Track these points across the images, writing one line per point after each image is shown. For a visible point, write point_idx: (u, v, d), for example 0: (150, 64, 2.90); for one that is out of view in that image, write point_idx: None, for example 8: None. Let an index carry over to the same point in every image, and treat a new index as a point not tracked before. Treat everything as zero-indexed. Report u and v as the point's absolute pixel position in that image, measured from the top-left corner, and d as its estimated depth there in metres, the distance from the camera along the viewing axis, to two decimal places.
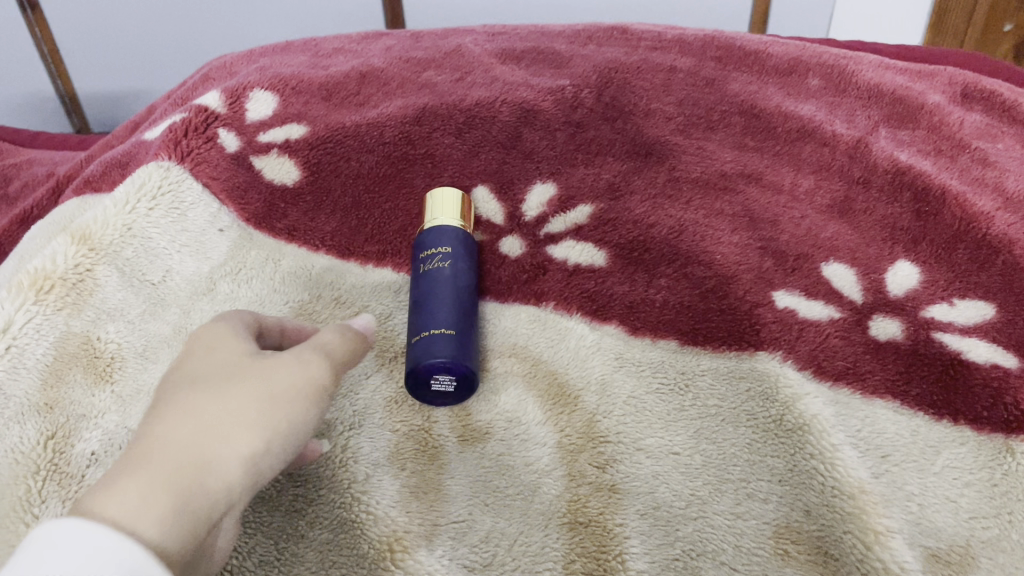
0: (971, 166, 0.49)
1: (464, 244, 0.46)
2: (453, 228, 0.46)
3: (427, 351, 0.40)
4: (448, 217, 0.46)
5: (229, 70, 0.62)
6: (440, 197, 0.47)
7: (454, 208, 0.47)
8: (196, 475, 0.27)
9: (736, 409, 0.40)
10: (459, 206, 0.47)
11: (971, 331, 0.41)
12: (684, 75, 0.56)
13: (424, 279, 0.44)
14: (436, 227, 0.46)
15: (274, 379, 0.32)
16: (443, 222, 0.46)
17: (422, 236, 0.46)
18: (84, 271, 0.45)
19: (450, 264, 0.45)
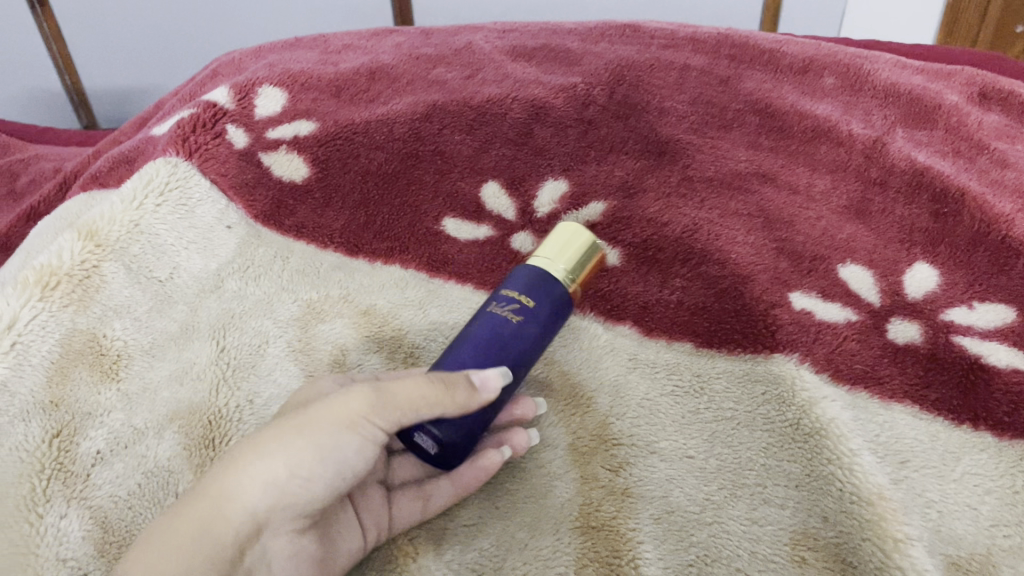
0: (990, 167, 0.48)
1: (550, 307, 0.37)
2: (540, 271, 0.38)
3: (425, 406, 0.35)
4: (554, 260, 0.38)
5: (239, 67, 0.62)
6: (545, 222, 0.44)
7: (568, 250, 0.38)
8: (295, 445, 0.32)
9: (751, 413, 0.39)
10: (578, 249, 0.38)
11: (991, 335, 0.41)
12: (698, 73, 0.55)
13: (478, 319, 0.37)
14: (529, 269, 0.38)
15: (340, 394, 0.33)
16: (545, 262, 0.38)
17: (503, 269, 0.39)
18: (90, 267, 0.45)
19: (516, 328, 0.36)
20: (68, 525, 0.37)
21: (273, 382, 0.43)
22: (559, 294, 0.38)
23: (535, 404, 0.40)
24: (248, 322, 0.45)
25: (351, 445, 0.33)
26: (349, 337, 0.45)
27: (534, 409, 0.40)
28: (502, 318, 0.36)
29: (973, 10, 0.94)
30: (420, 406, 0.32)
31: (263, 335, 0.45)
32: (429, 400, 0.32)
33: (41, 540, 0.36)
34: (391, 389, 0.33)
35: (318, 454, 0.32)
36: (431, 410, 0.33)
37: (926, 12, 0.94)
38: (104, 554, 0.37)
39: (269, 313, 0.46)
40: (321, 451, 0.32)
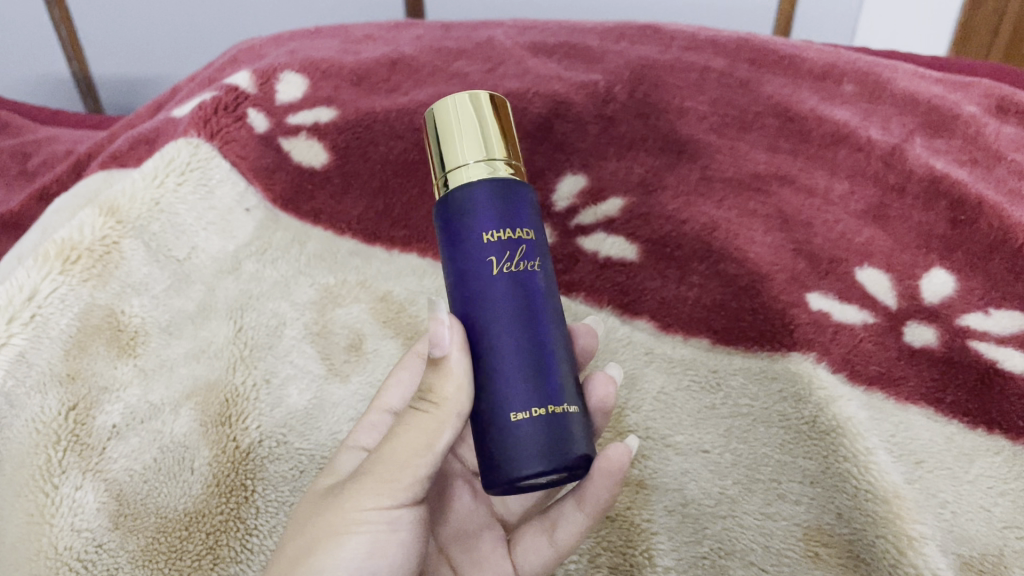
0: (1008, 177, 0.49)
1: (516, 212, 0.32)
2: (490, 189, 0.32)
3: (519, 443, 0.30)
4: (476, 164, 0.32)
5: (258, 52, 0.62)
6: (447, 123, 0.33)
7: (487, 140, 0.32)
8: (338, 546, 0.33)
9: (768, 409, 0.41)
10: (486, 135, 0.32)
11: (1007, 340, 0.41)
12: (718, 75, 0.54)
13: (481, 289, 0.31)
14: (478, 193, 0.32)
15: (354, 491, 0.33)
16: (472, 169, 0.32)
17: (457, 205, 0.32)
18: (110, 243, 0.44)
19: (525, 265, 0.31)
20: (83, 496, 0.39)
21: (290, 363, 0.44)
22: (511, 193, 0.32)
23: (590, 333, 0.41)
24: (266, 304, 0.46)
25: (377, 540, 0.33)
26: (367, 322, 0.46)
27: (593, 337, 0.41)
28: (511, 271, 0.31)
29: (988, 17, 0.95)
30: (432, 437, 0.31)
31: (281, 317, 0.45)
32: (434, 430, 0.31)
33: (56, 510, 0.38)
34: (395, 445, 0.32)
35: (360, 541, 0.33)
36: (447, 432, 0.32)
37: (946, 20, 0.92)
38: (119, 525, 0.38)
39: (286, 295, 0.46)
40: (361, 535, 0.33)
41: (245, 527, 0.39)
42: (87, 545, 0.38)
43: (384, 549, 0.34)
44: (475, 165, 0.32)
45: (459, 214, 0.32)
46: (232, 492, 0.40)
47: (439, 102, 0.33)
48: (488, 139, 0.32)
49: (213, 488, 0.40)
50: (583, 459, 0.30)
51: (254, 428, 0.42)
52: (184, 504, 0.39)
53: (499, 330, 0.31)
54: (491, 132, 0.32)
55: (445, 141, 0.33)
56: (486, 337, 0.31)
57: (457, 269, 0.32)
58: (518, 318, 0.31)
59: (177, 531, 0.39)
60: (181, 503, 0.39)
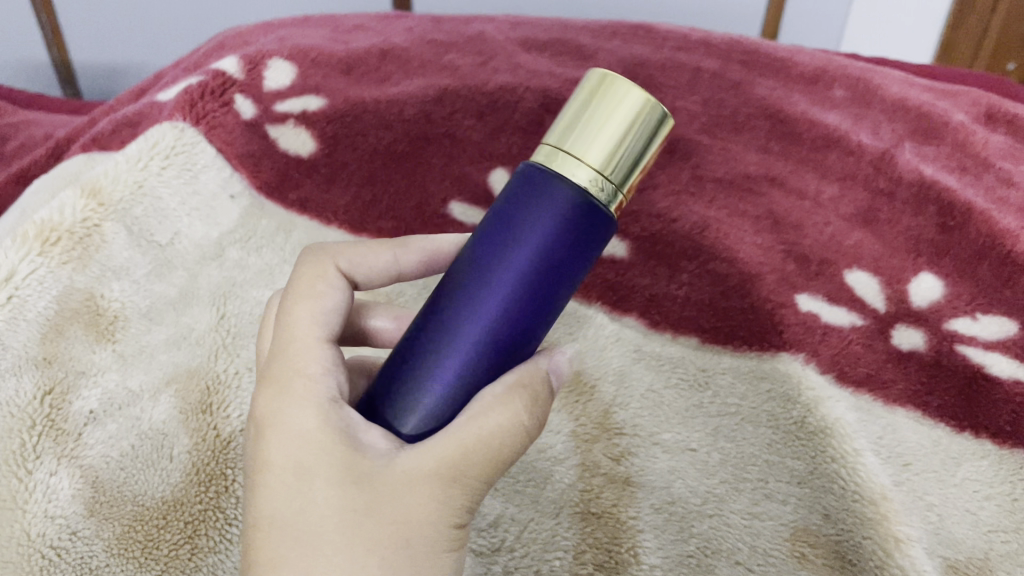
0: (996, 185, 0.48)
1: (591, 239, 0.29)
2: (576, 204, 0.28)
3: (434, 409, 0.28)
4: (581, 161, 0.28)
5: (245, 39, 0.61)
6: (603, 112, 0.29)
7: (622, 164, 0.29)
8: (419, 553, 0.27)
9: (756, 409, 0.41)
10: (614, 154, 0.28)
11: (994, 346, 0.41)
12: (710, 76, 0.54)
13: (499, 267, 0.28)
14: (566, 202, 0.28)
15: (432, 505, 0.27)
16: (574, 173, 0.28)
17: (539, 190, 0.28)
18: (91, 226, 0.43)
19: (557, 282, 0.29)
20: (57, 482, 0.38)
21: None
22: (596, 221, 0.28)
23: None
24: (249, 292, 0.45)
25: None
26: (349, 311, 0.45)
27: None
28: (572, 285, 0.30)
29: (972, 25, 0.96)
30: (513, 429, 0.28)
31: (265, 306, 0.45)
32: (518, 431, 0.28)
33: (29, 496, 0.37)
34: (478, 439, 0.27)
35: None
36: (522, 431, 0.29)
37: None
38: (94, 513, 0.37)
39: (270, 284, 0.46)
40: None
41: (224, 517, 0.38)
42: (61, 531, 0.37)
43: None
44: (581, 164, 0.28)
45: (537, 199, 0.28)
46: (212, 481, 0.39)
47: (610, 77, 0.29)
48: (614, 159, 0.28)
49: (192, 476, 0.39)
50: None
51: (235, 416, 0.40)
52: (162, 492, 0.38)
53: (487, 308, 0.28)
54: (624, 161, 0.29)
55: (581, 136, 0.29)
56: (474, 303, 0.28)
57: (495, 233, 0.29)
58: (513, 311, 0.28)
59: (153, 519, 0.38)
60: (159, 490, 0.38)
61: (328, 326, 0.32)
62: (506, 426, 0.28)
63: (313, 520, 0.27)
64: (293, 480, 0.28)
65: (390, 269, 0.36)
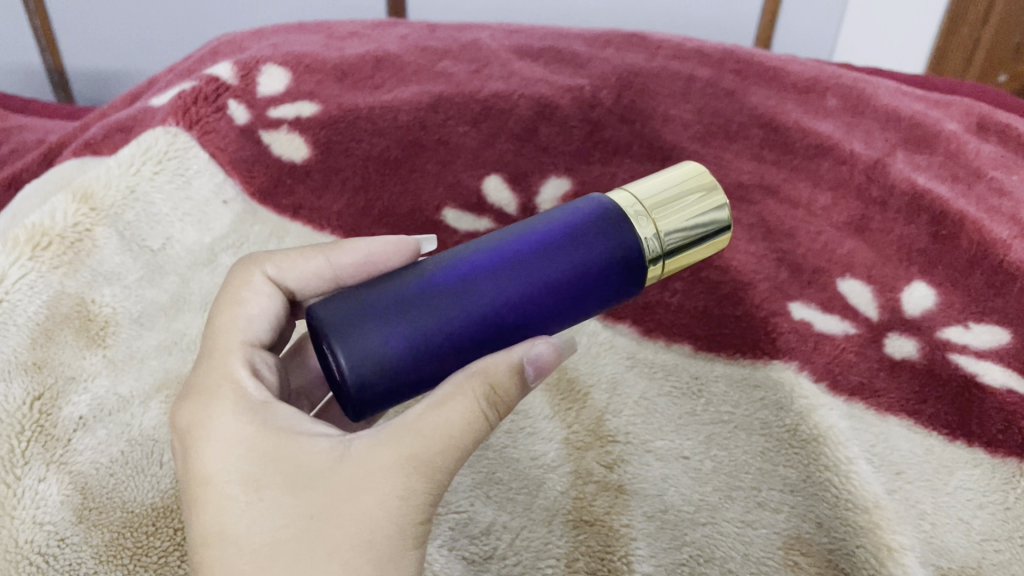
0: (988, 195, 0.49)
1: (618, 289, 0.31)
2: (632, 258, 0.31)
3: (392, 348, 0.29)
4: (653, 227, 0.31)
5: (239, 44, 0.61)
6: (683, 198, 0.32)
7: (683, 243, 0.32)
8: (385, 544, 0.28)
9: (749, 417, 0.41)
10: (678, 240, 0.32)
11: (986, 354, 0.42)
12: (703, 85, 0.54)
13: (541, 260, 0.30)
14: (625, 247, 0.31)
15: (393, 499, 0.28)
16: (642, 230, 0.31)
17: (613, 226, 0.31)
18: (83, 230, 0.43)
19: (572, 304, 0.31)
20: (46, 489, 0.37)
21: None
22: (633, 273, 0.31)
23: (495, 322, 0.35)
24: None
25: None
26: None
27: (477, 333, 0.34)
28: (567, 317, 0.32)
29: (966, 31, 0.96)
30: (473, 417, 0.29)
31: None
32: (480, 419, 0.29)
33: (18, 502, 0.36)
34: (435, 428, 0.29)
35: None
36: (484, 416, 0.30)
37: (922, 16, 0.89)
38: (82, 519, 0.36)
39: None
40: None
41: None
42: (49, 538, 0.36)
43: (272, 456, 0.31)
44: (654, 227, 0.31)
45: (604, 230, 0.31)
46: None
47: (701, 173, 0.33)
48: (676, 245, 0.32)
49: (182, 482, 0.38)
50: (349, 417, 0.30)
51: None
52: (151, 498, 0.37)
53: (512, 289, 0.30)
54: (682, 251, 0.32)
55: (660, 208, 0.32)
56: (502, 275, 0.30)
57: (550, 233, 0.31)
58: (526, 305, 0.30)
59: (141, 526, 0.36)
60: (148, 497, 0.37)
61: (249, 331, 0.35)
62: (468, 415, 0.29)
63: (270, 531, 0.28)
64: (241, 493, 0.29)
65: (324, 272, 0.36)
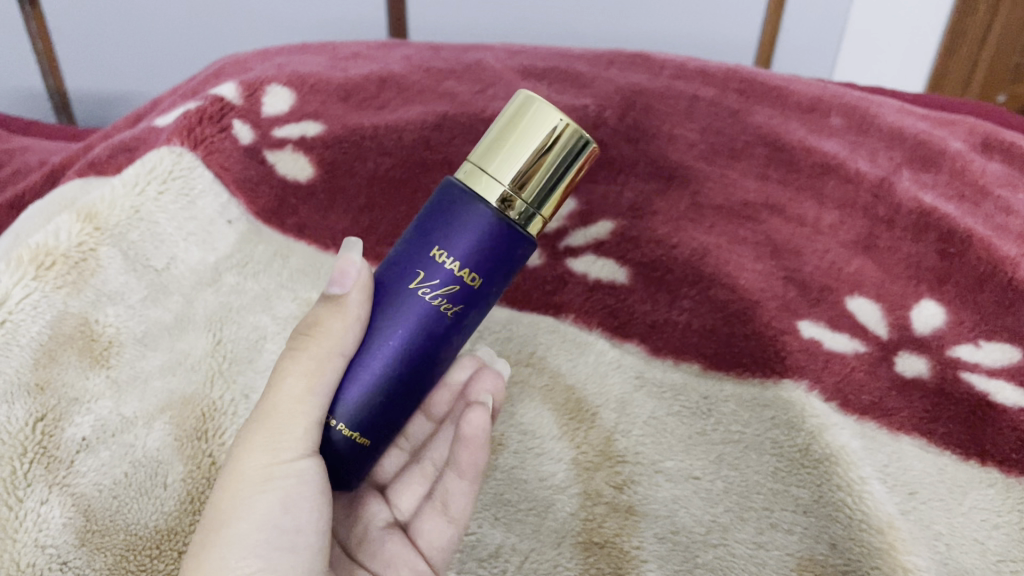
0: (995, 213, 0.48)
1: (505, 252, 0.33)
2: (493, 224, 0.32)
3: (353, 410, 0.34)
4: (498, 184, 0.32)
5: (242, 66, 0.61)
6: (520, 140, 0.32)
7: (533, 186, 0.33)
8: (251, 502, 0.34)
9: (760, 437, 0.40)
10: (526, 177, 0.32)
11: (998, 373, 0.41)
12: (707, 105, 0.54)
13: (419, 269, 0.33)
14: (482, 227, 0.32)
15: (252, 458, 0.34)
16: (485, 192, 0.32)
17: (459, 208, 0.33)
18: (87, 250, 0.43)
19: (476, 286, 0.33)
20: (48, 511, 0.37)
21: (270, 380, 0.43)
22: (504, 239, 0.32)
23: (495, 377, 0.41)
24: (246, 318, 0.44)
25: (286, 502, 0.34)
26: None
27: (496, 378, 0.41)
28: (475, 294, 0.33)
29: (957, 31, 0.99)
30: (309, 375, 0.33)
31: (261, 331, 0.44)
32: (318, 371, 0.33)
33: (19, 525, 0.36)
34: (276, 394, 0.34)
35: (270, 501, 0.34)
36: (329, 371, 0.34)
37: None
38: (84, 542, 0.37)
39: (267, 309, 0.45)
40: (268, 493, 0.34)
41: None
42: (51, 561, 0.36)
43: (295, 506, 0.34)
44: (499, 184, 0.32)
45: (454, 219, 0.32)
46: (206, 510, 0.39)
47: (538, 110, 0.33)
48: (527, 183, 0.33)
49: (187, 504, 0.39)
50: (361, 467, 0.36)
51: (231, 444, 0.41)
52: (156, 521, 0.38)
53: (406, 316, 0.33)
54: (540, 184, 0.33)
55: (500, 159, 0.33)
56: (409, 300, 0.33)
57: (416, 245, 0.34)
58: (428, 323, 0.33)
59: (146, 549, 0.38)
60: (152, 520, 0.38)
61: None
62: (308, 372, 0.33)
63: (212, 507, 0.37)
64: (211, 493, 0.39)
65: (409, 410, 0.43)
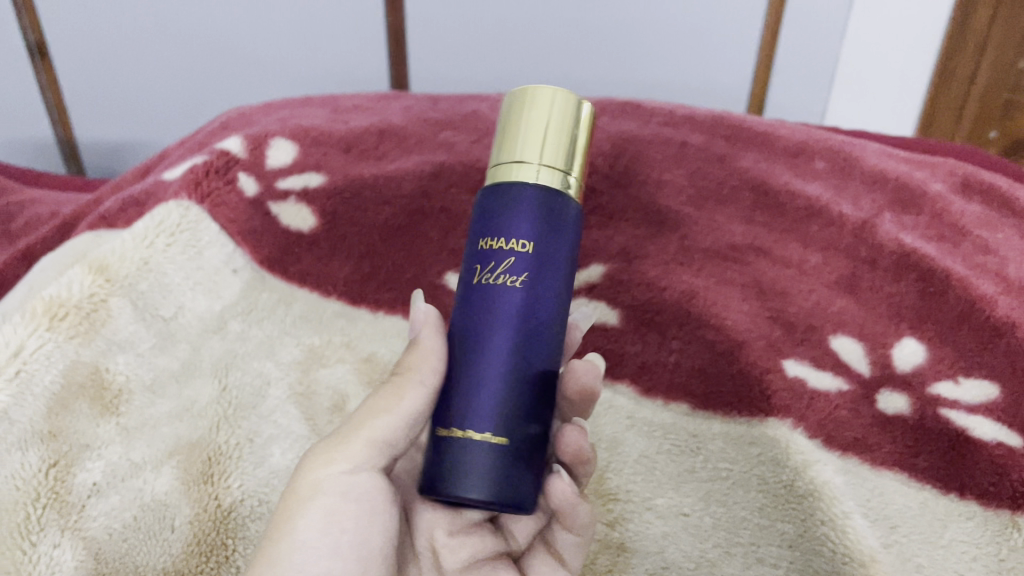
0: (973, 252, 0.50)
1: (555, 217, 0.37)
2: (538, 195, 0.36)
3: (483, 418, 0.35)
4: (539, 168, 0.37)
5: (247, 119, 0.63)
6: (541, 120, 0.37)
7: (565, 156, 0.37)
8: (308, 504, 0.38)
9: (747, 473, 0.43)
10: (563, 154, 0.37)
11: (977, 409, 0.42)
12: (696, 151, 0.56)
13: (493, 264, 0.36)
14: (532, 201, 0.36)
15: (325, 463, 0.38)
16: (537, 176, 0.37)
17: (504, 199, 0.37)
18: (98, 301, 0.44)
19: (542, 260, 0.36)
20: (60, 555, 0.40)
21: (273, 424, 0.46)
22: (551, 203, 0.37)
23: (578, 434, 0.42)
24: (250, 364, 0.47)
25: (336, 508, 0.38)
26: (350, 382, 0.48)
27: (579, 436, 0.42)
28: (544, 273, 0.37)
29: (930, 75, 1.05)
30: (396, 397, 0.38)
31: (265, 377, 0.47)
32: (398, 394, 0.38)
33: (33, 569, 0.39)
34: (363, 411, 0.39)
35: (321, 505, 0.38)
36: (410, 397, 0.38)
37: None
38: None
39: (271, 355, 0.48)
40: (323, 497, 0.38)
41: None
42: None
43: (340, 520, 0.38)
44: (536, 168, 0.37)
45: (502, 209, 0.37)
46: (212, 552, 0.43)
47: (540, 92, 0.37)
48: (558, 153, 0.37)
49: (193, 547, 0.43)
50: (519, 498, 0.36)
51: (236, 487, 0.44)
52: (162, 563, 0.42)
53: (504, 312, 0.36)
54: (568, 152, 0.37)
55: (528, 143, 0.37)
56: (495, 295, 0.36)
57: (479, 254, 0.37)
58: (522, 309, 0.36)
59: None
60: (160, 561, 0.42)
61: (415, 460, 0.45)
62: (392, 395, 0.38)
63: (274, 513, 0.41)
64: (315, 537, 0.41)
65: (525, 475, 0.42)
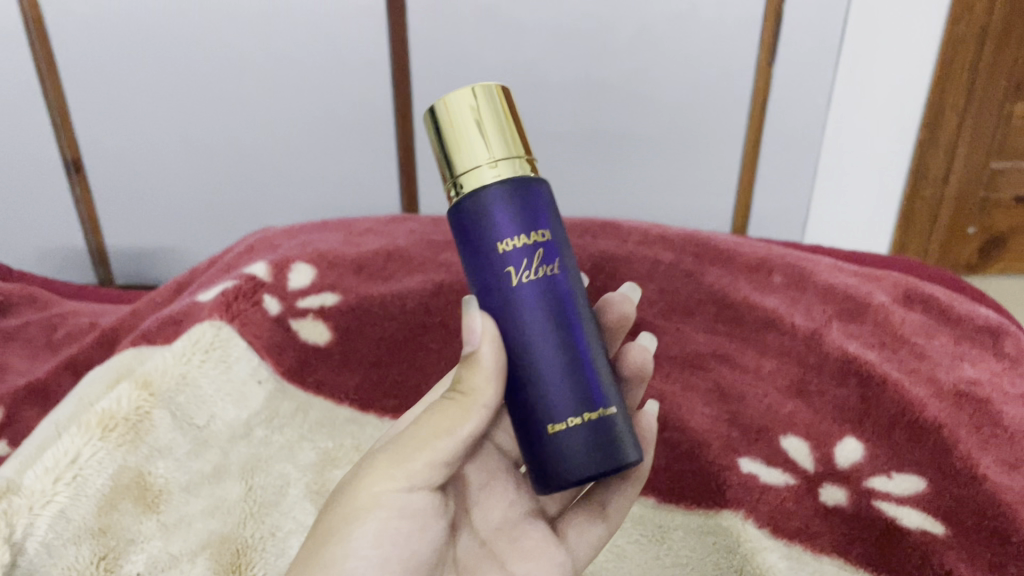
0: (909, 358, 0.56)
1: (535, 198, 0.39)
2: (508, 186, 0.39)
3: (563, 403, 0.39)
4: (492, 165, 0.39)
5: (270, 242, 0.71)
6: (472, 116, 0.39)
7: (510, 140, 0.39)
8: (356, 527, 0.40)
9: (703, 560, 0.51)
10: (514, 140, 0.39)
11: (906, 500, 0.47)
12: (666, 267, 0.64)
13: (498, 265, 0.39)
14: (504, 192, 0.38)
15: (383, 480, 0.41)
16: (494, 171, 0.39)
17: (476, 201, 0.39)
18: (142, 412, 0.50)
19: (541, 246, 0.39)
20: None
21: (293, 519, 0.54)
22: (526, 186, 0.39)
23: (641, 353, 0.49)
24: (273, 466, 0.55)
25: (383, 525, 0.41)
26: None
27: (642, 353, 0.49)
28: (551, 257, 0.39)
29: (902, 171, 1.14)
30: (459, 421, 0.41)
31: (286, 478, 0.55)
32: (460, 417, 0.41)
33: None
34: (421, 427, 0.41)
35: (373, 520, 0.41)
36: (470, 421, 0.41)
37: None
38: None
39: (291, 458, 0.55)
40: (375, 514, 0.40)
41: None
42: None
43: (389, 534, 0.41)
44: (488, 165, 0.39)
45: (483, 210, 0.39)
46: None
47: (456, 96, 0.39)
48: (500, 135, 0.39)
49: None
50: (631, 455, 0.39)
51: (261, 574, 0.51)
52: None
53: (532, 306, 0.39)
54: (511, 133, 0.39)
55: (469, 138, 0.39)
56: (518, 291, 0.39)
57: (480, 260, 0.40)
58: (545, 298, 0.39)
59: None
60: None
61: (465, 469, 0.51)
62: (455, 419, 0.41)
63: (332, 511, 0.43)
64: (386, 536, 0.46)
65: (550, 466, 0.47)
